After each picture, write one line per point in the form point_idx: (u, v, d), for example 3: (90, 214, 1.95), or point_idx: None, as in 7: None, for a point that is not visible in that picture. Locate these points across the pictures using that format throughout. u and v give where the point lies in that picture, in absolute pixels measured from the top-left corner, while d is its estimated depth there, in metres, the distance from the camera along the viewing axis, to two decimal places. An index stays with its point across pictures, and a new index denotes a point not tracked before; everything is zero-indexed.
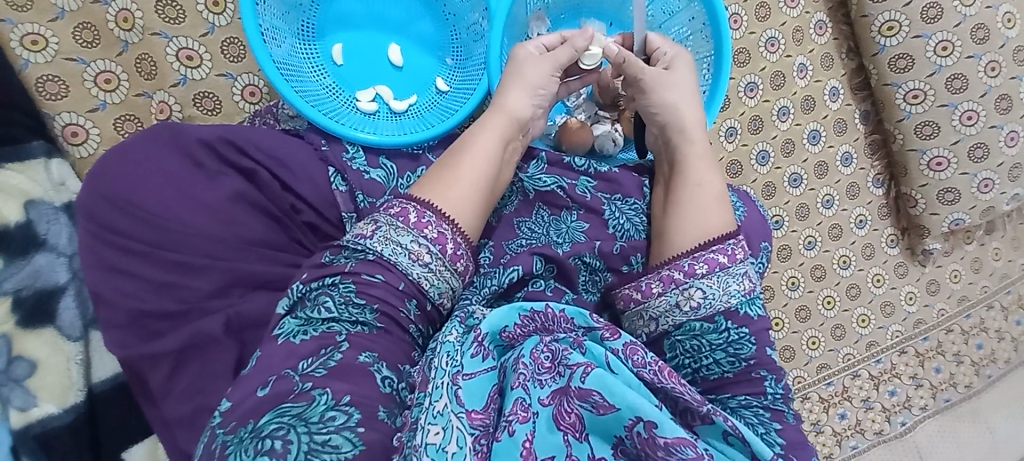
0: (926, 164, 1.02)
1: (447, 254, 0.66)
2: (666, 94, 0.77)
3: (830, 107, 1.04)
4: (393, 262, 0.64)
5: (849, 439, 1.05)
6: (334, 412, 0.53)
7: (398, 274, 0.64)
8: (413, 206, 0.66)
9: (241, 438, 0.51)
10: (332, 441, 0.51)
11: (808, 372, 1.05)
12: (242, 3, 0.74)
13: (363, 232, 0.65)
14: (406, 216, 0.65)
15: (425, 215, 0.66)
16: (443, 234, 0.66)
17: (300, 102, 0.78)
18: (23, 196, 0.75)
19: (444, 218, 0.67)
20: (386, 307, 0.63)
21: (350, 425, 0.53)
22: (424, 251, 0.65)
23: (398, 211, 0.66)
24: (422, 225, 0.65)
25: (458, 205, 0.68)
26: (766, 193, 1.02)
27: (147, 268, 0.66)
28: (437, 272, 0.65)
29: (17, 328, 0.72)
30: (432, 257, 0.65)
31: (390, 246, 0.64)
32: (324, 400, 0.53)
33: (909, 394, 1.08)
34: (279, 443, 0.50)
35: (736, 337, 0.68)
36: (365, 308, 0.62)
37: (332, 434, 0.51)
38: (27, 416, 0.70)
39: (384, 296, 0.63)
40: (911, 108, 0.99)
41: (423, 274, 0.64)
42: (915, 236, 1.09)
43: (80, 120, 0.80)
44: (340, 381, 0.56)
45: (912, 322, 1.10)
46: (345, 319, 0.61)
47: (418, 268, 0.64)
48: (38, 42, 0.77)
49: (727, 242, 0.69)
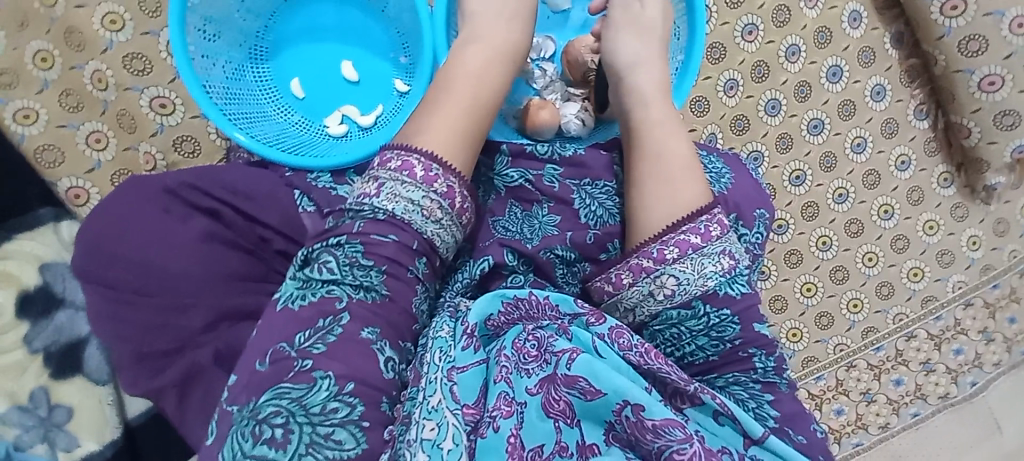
0: (976, 85, 0.85)
1: (456, 208, 0.64)
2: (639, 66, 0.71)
3: (851, 35, 0.90)
4: (406, 221, 0.61)
5: (908, 406, 0.94)
6: (336, 403, 0.54)
7: (411, 233, 0.61)
8: (415, 158, 0.63)
9: (242, 416, 0.54)
10: (335, 434, 0.53)
11: (852, 339, 0.94)
12: (182, 72, 0.75)
13: (370, 190, 0.62)
14: (411, 170, 0.62)
15: (432, 168, 0.63)
16: (452, 188, 0.63)
17: (264, 148, 0.79)
18: (37, 260, 0.81)
19: (450, 170, 0.64)
20: (394, 269, 0.60)
21: (354, 418, 0.54)
22: (435, 208, 0.62)
23: (401, 167, 0.62)
24: (430, 180, 0.62)
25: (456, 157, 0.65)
26: (782, 146, 0.91)
27: (136, 314, 0.70)
28: (449, 228, 0.63)
29: (51, 379, 0.79)
30: (444, 213, 0.63)
31: (401, 204, 0.61)
32: (325, 386, 0.54)
33: (978, 351, 0.95)
34: (279, 432, 0.52)
35: (717, 320, 0.63)
36: (371, 271, 0.60)
37: (336, 427, 0.53)
38: (73, 455, 0.79)
39: (393, 257, 0.60)
40: (952, 21, 0.83)
41: (435, 232, 0.62)
42: (974, 171, 0.92)
43: (80, 182, 0.85)
44: (338, 361, 0.55)
45: (978, 270, 0.95)
46: (348, 282, 0.59)
47: (430, 226, 0.62)
48: (30, 115, 0.83)
49: (700, 220, 0.64)
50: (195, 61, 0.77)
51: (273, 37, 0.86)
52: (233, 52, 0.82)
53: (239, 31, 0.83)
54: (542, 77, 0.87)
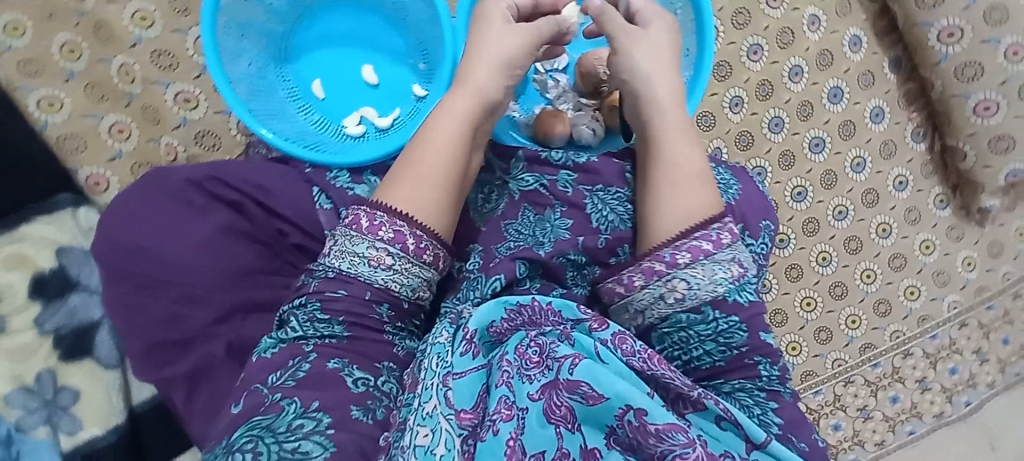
0: (972, 110, 0.88)
1: (411, 250, 0.66)
2: (652, 74, 0.72)
3: (851, 59, 0.94)
4: (353, 275, 0.66)
5: (904, 423, 0.95)
6: (302, 420, 0.59)
7: (361, 285, 0.66)
8: (364, 211, 0.67)
9: (218, 452, 0.57)
10: (301, 447, 0.57)
11: (850, 355, 0.95)
12: (210, 67, 0.78)
13: (326, 252, 0.69)
14: (358, 223, 0.67)
15: (377, 218, 0.67)
16: (399, 232, 0.66)
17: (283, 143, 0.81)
18: (54, 245, 0.82)
19: (398, 215, 0.67)
20: (352, 317, 0.66)
21: (320, 429, 0.58)
22: (384, 255, 0.66)
23: (352, 220, 0.67)
24: (375, 229, 0.66)
25: (419, 206, 0.68)
26: (784, 163, 0.94)
27: (152, 303, 0.72)
28: (403, 271, 0.67)
29: (60, 362, 0.80)
30: (394, 258, 0.66)
31: (348, 259, 0.66)
32: (291, 409, 0.59)
33: (973, 370, 0.96)
34: (250, 455, 0.55)
35: (725, 326, 0.65)
36: (331, 322, 0.66)
37: (300, 441, 0.57)
38: (76, 438, 0.79)
39: (348, 308, 0.66)
40: (948, 48, 0.86)
41: (388, 278, 0.66)
42: (969, 193, 0.95)
43: (101, 170, 0.87)
44: (309, 389, 0.61)
45: (973, 290, 0.97)
46: (312, 335, 0.66)
47: (381, 273, 0.66)
48: (55, 104, 0.85)
49: (712, 228, 0.66)
50: (223, 59, 0.80)
51: (297, 39, 0.89)
52: (258, 51, 0.85)
53: (264, 32, 0.86)
54: (555, 87, 0.91)
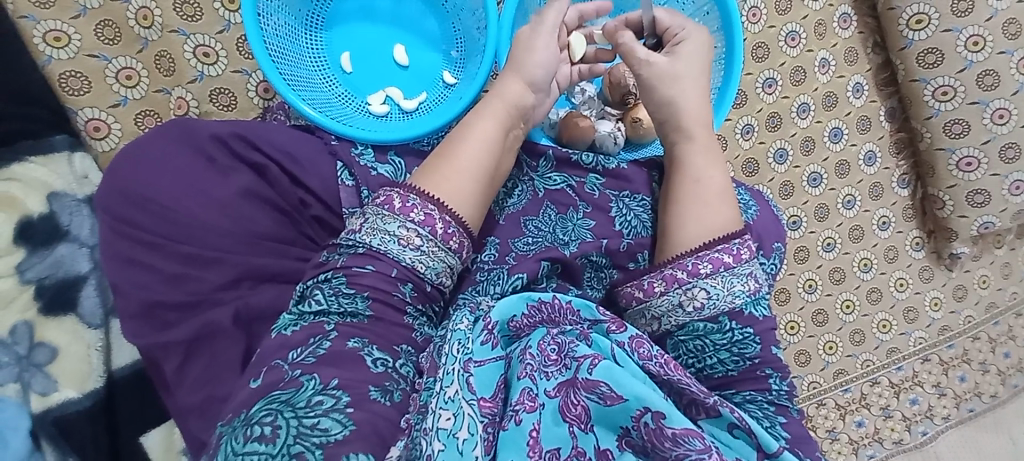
0: (955, 164, 0.98)
1: (438, 234, 0.64)
2: (697, 92, 0.76)
3: (853, 104, 1.01)
4: (382, 251, 0.63)
5: (866, 447, 1.02)
6: (321, 397, 0.53)
7: (388, 262, 0.63)
8: (397, 192, 0.65)
9: (235, 427, 0.52)
10: (320, 424, 0.51)
11: (824, 378, 1.02)
12: (246, 21, 0.75)
13: (354, 228, 0.66)
14: (391, 203, 0.64)
15: (409, 199, 0.65)
16: (430, 215, 0.64)
17: (309, 111, 0.78)
18: (45, 188, 0.78)
19: (428, 199, 0.65)
20: (377, 294, 0.62)
21: (338, 407, 0.53)
22: (413, 235, 0.63)
23: (384, 200, 0.65)
24: (407, 210, 0.64)
25: (454, 195, 0.67)
26: (784, 192, 0.99)
27: (160, 260, 0.68)
28: (431, 254, 0.64)
29: (39, 315, 0.75)
30: (422, 240, 0.64)
31: (378, 236, 0.63)
32: (311, 385, 0.54)
33: (931, 403, 1.05)
34: (268, 428, 0.50)
35: (741, 337, 0.68)
36: (355, 297, 0.62)
37: (320, 417, 0.51)
38: (48, 400, 0.74)
39: (374, 283, 0.62)
40: (940, 105, 0.95)
41: (415, 258, 0.63)
42: (942, 239, 1.05)
43: (102, 115, 0.82)
44: (329, 366, 0.56)
45: (936, 329, 1.06)
46: (335, 309, 0.61)
47: (409, 253, 0.63)
48: (62, 39, 0.80)
49: (732, 242, 0.69)
50: (259, 17, 0.78)
51: (331, 10, 0.87)
52: (292, 15, 0.83)
53: None
54: (581, 94, 0.93)
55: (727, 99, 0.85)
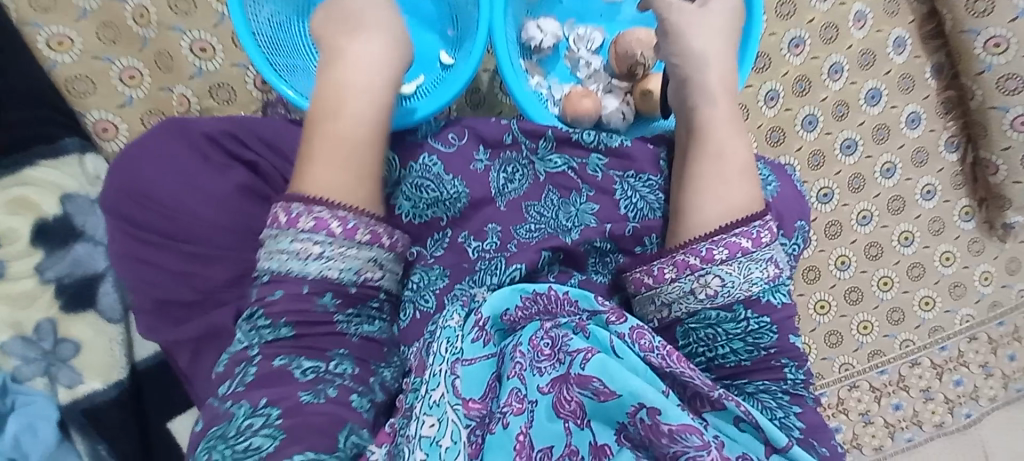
0: (1009, 123, 0.87)
1: (345, 234, 0.58)
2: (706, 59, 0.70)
3: (893, 61, 0.91)
4: (284, 272, 0.58)
5: (905, 431, 0.96)
6: (251, 419, 0.53)
7: (294, 280, 0.58)
8: (280, 206, 0.59)
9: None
10: (253, 444, 0.51)
11: (858, 360, 0.95)
12: (233, 11, 0.74)
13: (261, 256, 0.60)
14: (277, 219, 0.58)
15: (293, 209, 0.58)
16: (322, 218, 0.58)
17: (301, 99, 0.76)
18: (59, 191, 0.80)
19: (332, 204, 0.59)
20: (294, 315, 0.57)
21: (269, 422, 0.52)
22: (311, 245, 0.57)
23: (272, 217, 0.59)
24: (294, 221, 0.58)
25: (351, 193, 0.60)
26: (814, 163, 0.91)
27: (164, 259, 0.70)
28: (337, 257, 0.58)
29: (61, 312, 0.79)
30: (322, 246, 0.57)
31: (276, 257, 0.58)
32: (242, 411, 0.53)
33: (978, 384, 0.97)
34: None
35: (756, 326, 0.63)
36: (274, 326, 0.57)
37: (250, 438, 0.51)
38: (74, 392, 0.78)
39: (287, 306, 0.57)
40: (992, 58, 0.85)
41: (322, 267, 0.58)
42: (995, 208, 0.94)
43: (109, 116, 0.84)
44: (261, 388, 0.55)
45: (987, 305, 0.97)
46: (256, 342, 0.58)
47: (313, 264, 0.57)
48: (65, 43, 0.82)
49: (751, 225, 0.63)
50: (247, 7, 0.76)
51: None
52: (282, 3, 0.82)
53: None
54: (586, 68, 0.87)
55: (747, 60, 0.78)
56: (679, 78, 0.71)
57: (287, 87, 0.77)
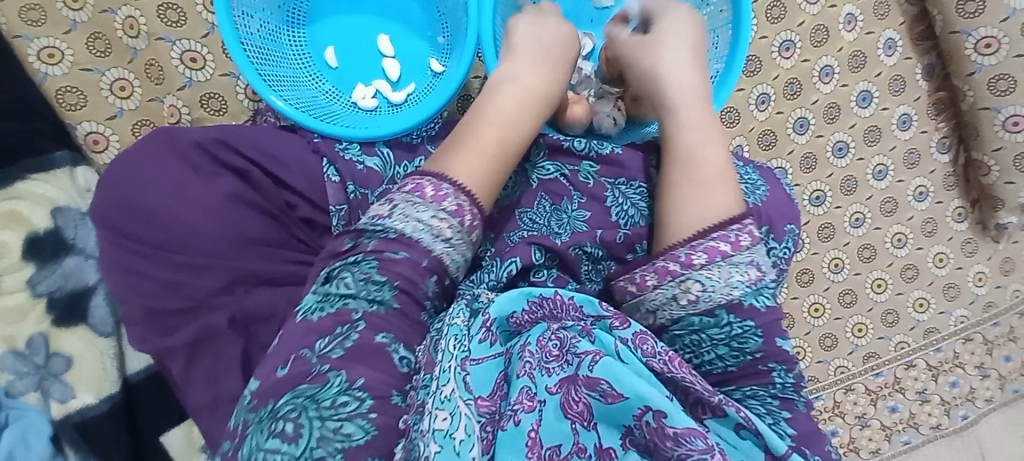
0: (1001, 124, 0.88)
1: (466, 226, 0.61)
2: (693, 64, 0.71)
3: (885, 62, 0.91)
4: (413, 239, 0.58)
5: (900, 433, 0.96)
6: (345, 397, 0.51)
7: (420, 250, 0.58)
8: (426, 180, 0.61)
9: (258, 418, 0.51)
10: (343, 428, 0.50)
11: (853, 363, 0.95)
12: (221, 23, 0.74)
13: (382, 213, 0.60)
14: (420, 190, 0.60)
15: (442, 188, 0.61)
16: (461, 207, 0.61)
17: (292, 111, 0.77)
18: (50, 204, 0.80)
19: (460, 189, 0.62)
20: (405, 286, 0.57)
21: (361, 411, 0.51)
22: (444, 226, 0.59)
23: (412, 187, 0.60)
24: (439, 198, 0.60)
25: (470, 179, 0.64)
26: (806, 166, 0.91)
27: (155, 268, 0.69)
28: (458, 247, 0.60)
29: (53, 326, 0.79)
30: (453, 231, 0.59)
31: (410, 223, 0.58)
32: (336, 382, 0.51)
33: (973, 385, 0.97)
34: (289, 427, 0.49)
35: (740, 331, 0.62)
36: (383, 286, 0.56)
37: (343, 420, 0.50)
38: (67, 407, 0.77)
39: (405, 273, 0.57)
40: (984, 59, 0.85)
41: (445, 251, 0.59)
42: (988, 208, 0.94)
43: (101, 128, 0.84)
44: (356, 363, 0.53)
45: (980, 306, 0.97)
46: (361, 303, 0.56)
47: (439, 245, 0.59)
48: (54, 55, 0.82)
49: (730, 229, 0.63)
50: (236, 18, 0.76)
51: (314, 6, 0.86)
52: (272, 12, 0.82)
53: None
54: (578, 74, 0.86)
55: (731, 72, 0.78)
56: (666, 84, 0.72)
57: (277, 97, 0.77)
